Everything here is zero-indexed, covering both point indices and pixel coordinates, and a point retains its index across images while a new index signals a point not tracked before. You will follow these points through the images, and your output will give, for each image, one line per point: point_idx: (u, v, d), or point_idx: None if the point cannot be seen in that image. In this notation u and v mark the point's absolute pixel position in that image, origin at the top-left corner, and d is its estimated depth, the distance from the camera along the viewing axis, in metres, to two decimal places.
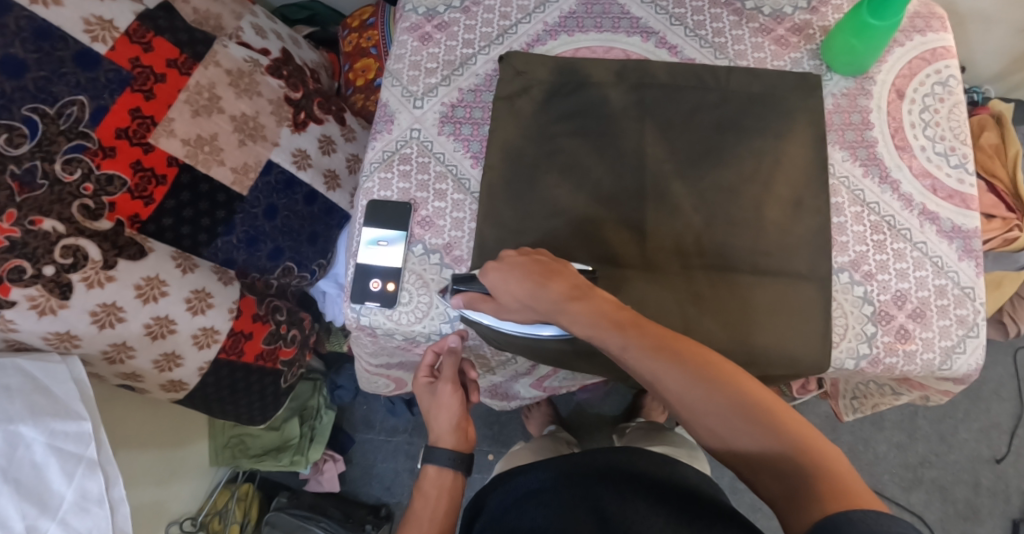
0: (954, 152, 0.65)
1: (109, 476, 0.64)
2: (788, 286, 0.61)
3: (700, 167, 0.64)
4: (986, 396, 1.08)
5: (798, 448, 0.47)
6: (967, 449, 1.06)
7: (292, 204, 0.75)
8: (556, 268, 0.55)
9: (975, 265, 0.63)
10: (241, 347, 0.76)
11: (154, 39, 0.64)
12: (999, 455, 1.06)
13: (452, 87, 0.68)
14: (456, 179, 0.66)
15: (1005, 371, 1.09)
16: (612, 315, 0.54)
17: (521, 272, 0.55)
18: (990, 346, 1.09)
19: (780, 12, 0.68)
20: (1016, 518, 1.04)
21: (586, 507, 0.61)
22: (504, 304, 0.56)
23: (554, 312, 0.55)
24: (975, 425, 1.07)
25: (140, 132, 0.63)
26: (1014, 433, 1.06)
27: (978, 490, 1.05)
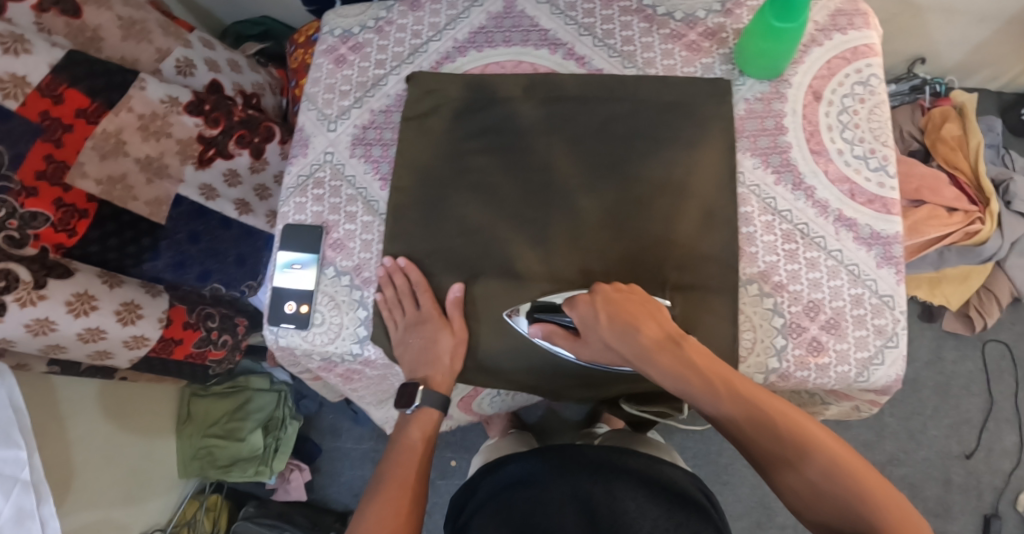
0: (874, 155, 0.63)
1: (40, 494, 0.70)
2: (698, 301, 0.60)
3: (609, 180, 0.62)
4: (956, 392, 1.03)
5: (851, 480, 0.50)
6: (936, 446, 1.01)
7: (211, 229, 0.80)
8: (648, 312, 0.56)
9: (896, 273, 0.60)
10: (171, 349, 0.79)
11: (67, 90, 0.67)
12: (969, 451, 1.02)
13: (363, 108, 0.69)
14: (366, 201, 0.67)
15: (974, 365, 1.04)
16: (702, 367, 0.54)
17: (616, 312, 0.56)
18: (958, 341, 1.05)
19: (693, 17, 0.67)
20: (988, 514, 1.00)
21: (576, 500, 0.62)
22: (588, 342, 0.57)
23: (641, 359, 0.56)
24: (945, 421, 1.03)
25: (56, 175, 0.66)
26: (983, 427, 1.02)
27: (949, 486, 1.01)
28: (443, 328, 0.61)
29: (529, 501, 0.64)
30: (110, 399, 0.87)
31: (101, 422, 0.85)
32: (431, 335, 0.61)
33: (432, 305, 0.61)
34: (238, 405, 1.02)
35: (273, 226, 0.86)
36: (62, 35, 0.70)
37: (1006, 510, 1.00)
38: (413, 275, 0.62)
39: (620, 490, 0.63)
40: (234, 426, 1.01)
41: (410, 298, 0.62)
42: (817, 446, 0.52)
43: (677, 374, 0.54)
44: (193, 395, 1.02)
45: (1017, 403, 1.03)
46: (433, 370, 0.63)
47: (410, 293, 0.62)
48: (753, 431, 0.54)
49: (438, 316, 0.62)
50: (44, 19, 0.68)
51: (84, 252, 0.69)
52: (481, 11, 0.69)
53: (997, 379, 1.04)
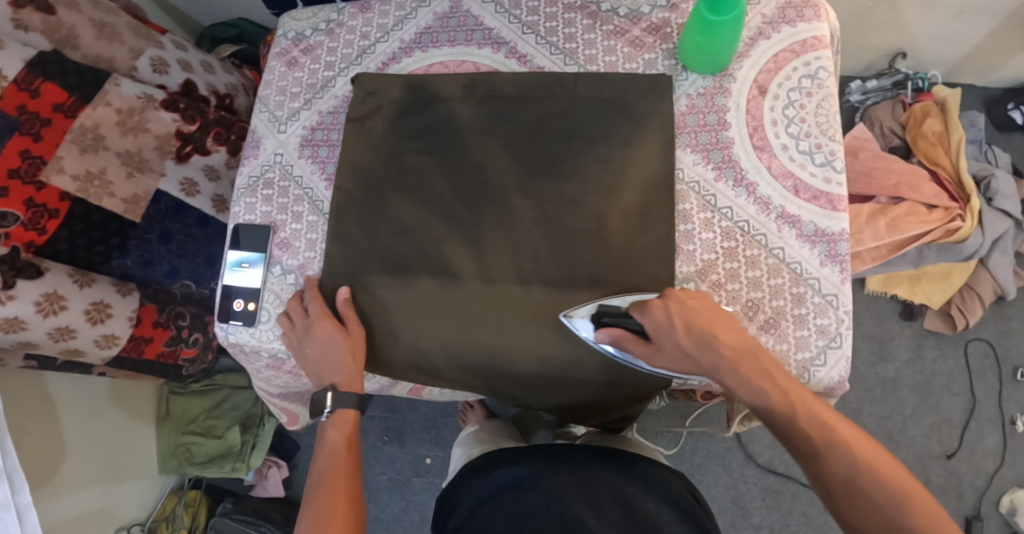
0: (821, 149, 0.61)
1: (15, 485, 0.68)
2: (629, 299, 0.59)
3: (542, 180, 0.62)
4: (936, 391, 0.99)
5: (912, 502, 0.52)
6: (915, 446, 0.97)
7: (185, 227, 0.83)
8: (722, 320, 0.55)
9: (840, 271, 0.58)
10: (142, 349, 0.82)
11: (43, 84, 0.68)
12: (950, 451, 0.97)
13: (312, 110, 0.70)
14: (312, 201, 0.68)
15: (956, 364, 1.00)
16: (778, 378, 0.53)
17: (697, 322, 0.54)
18: (939, 340, 1.01)
19: (637, 12, 0.66)
20: (969, 515, 0.95)
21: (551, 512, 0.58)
22: (663, 350, 0.56)
23: (719, 367, 0.55)
24: (924, 421, 0.99)
25: (32, 171, 0.67)
26: (966, 428, 0.98)
27: (929, 487, 0.96)
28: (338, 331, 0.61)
29: (517, 506, 0.62)
30: (86, 395, 0.90)
31: (77, 418, 0.87)
32: (330, 343, 0.61)
33: (319, 309, 0.62)
34: (216, 403, 1.05)
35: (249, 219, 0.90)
36: (39, 30, 0.70)
37: (988, 512, 0.96)
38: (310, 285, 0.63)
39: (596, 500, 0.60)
40: (213, 423, 1.04)
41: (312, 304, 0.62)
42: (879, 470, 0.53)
43: (759, 386, 0.53)
44: (172, 393, 1.05)
45: (1000, 403, 0.99)
46: (339, 374, 0.63)
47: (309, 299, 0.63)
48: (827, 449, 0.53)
49: (327, 319, 0.61)
50: (20, 14, 0.68)
51: (55, 249, 0.71)
52: (427, 12, 0.70)
53: (980, 379, 1.00)
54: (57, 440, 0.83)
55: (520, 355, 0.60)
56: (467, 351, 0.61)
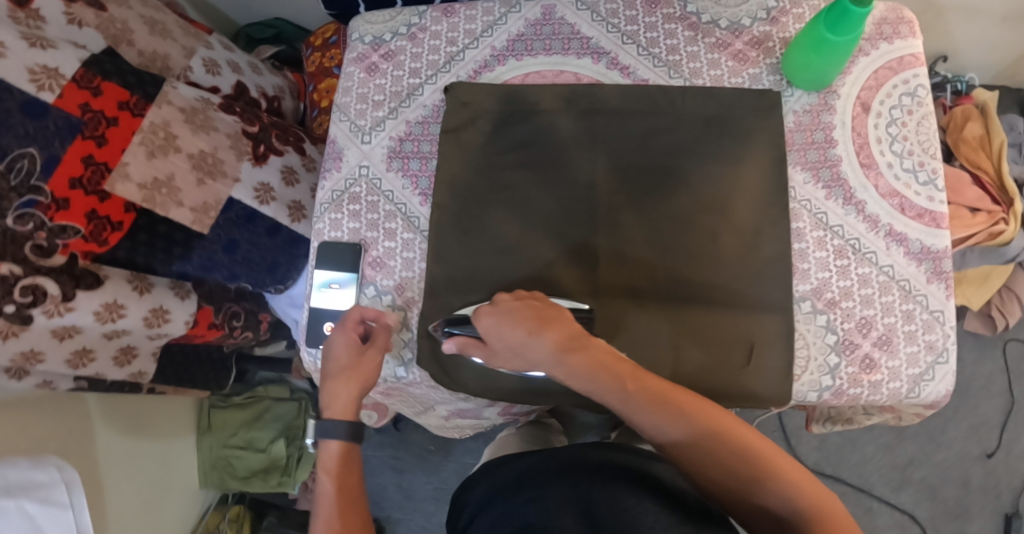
0: (923, 167, 0.62)
1: None
2: (746, 316, 0.59)
3: (651, 197, 0.61)
4: (975, 393, 1.06)
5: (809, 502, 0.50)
6: (955, 447, 1.03)
7: (254, 237, 0.73)
8: (553, 315, 0.56)
9: (945, 288, 0.60)
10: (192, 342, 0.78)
11: (103, 82, 0.61)
12: (989, 450, 1.04)
13: (399, 119, 0.66)
14: (406, 217, 0.64)
15: (993, 365, 1.07)
16: (610, 366, 0.55)
17: (517, 318, 0.55)
18: (977, 341, 1.07)
19: (738, 25, 0.65)
20: (1008, 513, 1.02)
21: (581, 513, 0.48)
22: (496, 351, 0.57)
23: (551, 361, 0.56)
24: (964, 422, 1.05)
25: (95, 179, 0.60)
26: (1004, 427, 1.04)
27: (969, 487, 1.03)
28: (348, 357, 0.58)
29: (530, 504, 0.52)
30: (126, 418, 0.83)
31: (118, 442, 0.80)
32: (341, 368, 0.58)
33: (345, 338, 0.58)
34: (256, 415, 1.00)
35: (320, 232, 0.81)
36: (93, 26, 0.64)
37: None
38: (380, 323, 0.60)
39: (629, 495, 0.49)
40: (254, 436, 0.99)
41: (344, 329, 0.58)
42: (778, 472, 0.51)
43: (591, 380, 0.56)
44: (212, 406, 0.99)
45: None
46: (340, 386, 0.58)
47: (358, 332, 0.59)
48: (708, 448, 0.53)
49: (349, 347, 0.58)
50: (74, 10, 0.63)
51: (113, 256, 0.63)
52: (519, 18, 0.67)
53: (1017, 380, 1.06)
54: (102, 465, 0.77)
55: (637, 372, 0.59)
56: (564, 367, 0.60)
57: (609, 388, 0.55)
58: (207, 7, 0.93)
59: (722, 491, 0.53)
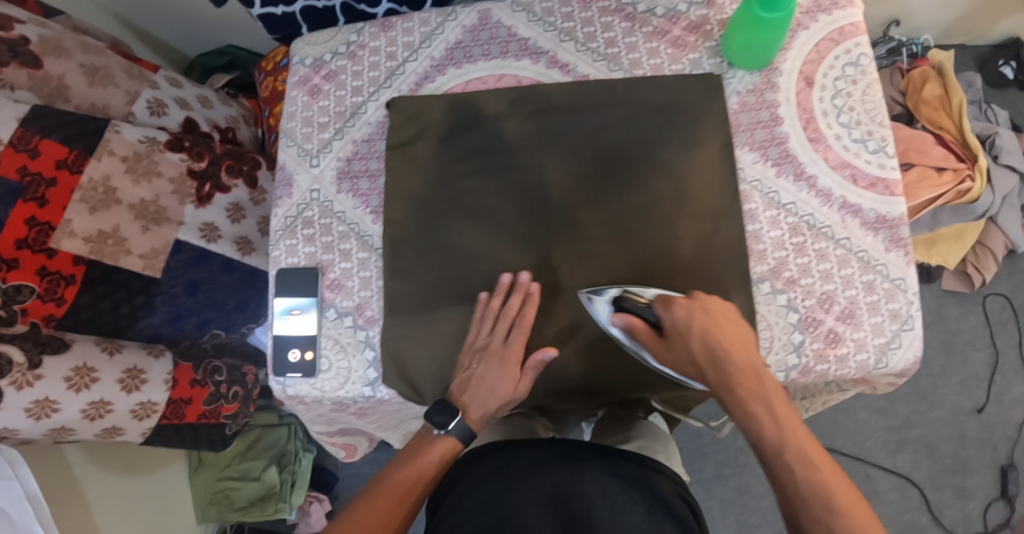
0: (872, 136, 0.62)
1: None
2: None
3: (606, 192, 0.60)
4: (961, 348, 1.05)
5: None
6: (948, 404, 1.03)
7: (212, 275, 0.74)
8: (728, 322, 0.55)
9: (904, 255, 0.60)
10: (182, 411, 0.75)
11: (42, 142, 0.63)
12: (980, 405, 1.03)
13: (345, 139, 0.66)
14: (360, 237, 0.64)
15: (976, 320, 1.06)
16: (738, 341, 0.55)
17: (717, 323, 0.55)
18: (958, 299, 1.06)
19: (674, 11, 0.65)
20: (1004, 465, 1.01)
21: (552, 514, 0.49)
22: (675, 342, 0.56)
23: (709, 352, 0.55)
24: (954, 379, 1.04)
25: (40, 239, 0.62)
26: (992, 380, 1.04)
27: (965, 442, 1.02)
28: (508, 367, 0.59)
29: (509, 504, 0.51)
30: (120, 460, 0.84)
31: (112, 480, 0.82)
32: (499, 374, 0.59)
33: (518, 346, 0.59)
34: (249, 445, 0.99)
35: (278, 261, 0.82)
36: (26, 88, 0.64)
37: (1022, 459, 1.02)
38: (528, 309, 0.58)
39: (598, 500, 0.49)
40: (248, 466, 0.97)
41: (486, 323, 0.59)
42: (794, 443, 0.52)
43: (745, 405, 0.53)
44: None
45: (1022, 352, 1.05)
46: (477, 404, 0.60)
47: (515, 320, 0.59)
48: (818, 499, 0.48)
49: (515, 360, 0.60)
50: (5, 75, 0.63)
51: (78, 321, 0.65)
52: (455, 26, 0.67)
53: (1000, 331, 1.05)
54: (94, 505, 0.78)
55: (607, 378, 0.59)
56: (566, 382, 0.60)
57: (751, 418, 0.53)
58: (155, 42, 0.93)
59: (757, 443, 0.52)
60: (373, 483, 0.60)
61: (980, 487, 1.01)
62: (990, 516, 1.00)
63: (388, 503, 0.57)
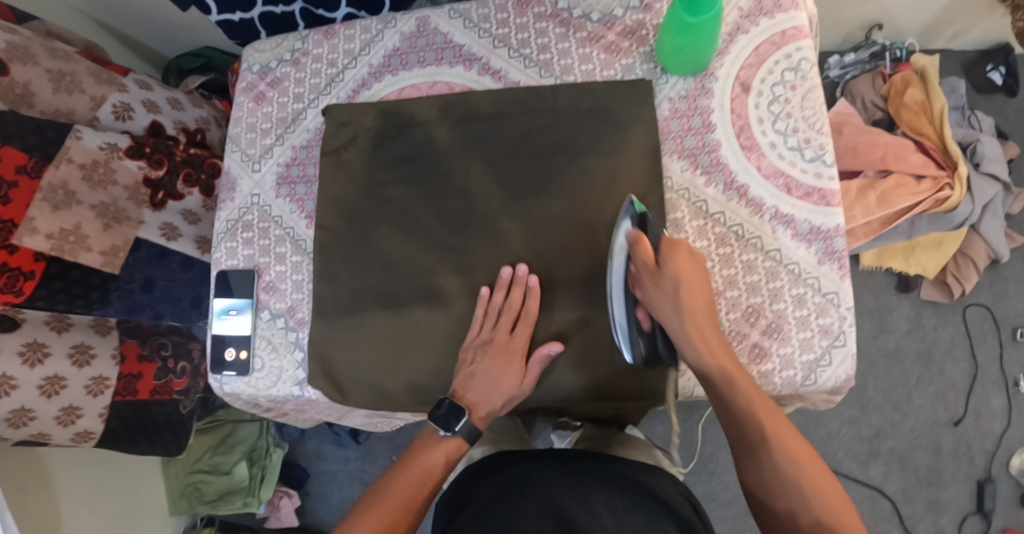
0: (810, 144, 0.59)
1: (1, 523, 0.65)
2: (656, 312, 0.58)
3: (529, 200, 0.60)
4: (939, 358, 1.03)
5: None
6: (922, 415, 1.01)
7: (170, 272, 0.80)
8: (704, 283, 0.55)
9: (839, 267, 0.57)
10: (134, 387, 0.82)
11: (2, 149, 0.65)
12: (957, 418, 1.01)
13: (286, 145, 0.68)
14: (295, 241, 0.66)
15: (955, 330, 1.04)
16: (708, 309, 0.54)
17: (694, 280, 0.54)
18: (937, 308, 1.05)
19: (610, 16, 0.64)
20: (981, 479, 0.99)
21: (551, 515, 0.50)
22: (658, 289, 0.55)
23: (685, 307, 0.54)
24: (930, 390, 1.03)
25: (3, 235, 0.65)
26: (970, 393, 1.02)
27: (939, 454, 1.01)
28: (511, 362, 0.60)
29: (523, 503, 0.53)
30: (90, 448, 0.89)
31: (83, 470, 0.87)
32: (502, 367, 0.60)
33: (522, 340, 0.60)
34: (220, 439, 1.04)
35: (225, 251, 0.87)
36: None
37: (999, 473, 1.00)
38: (531, 302, 0.59)
39: (599, 500, 0.51)
40: (219, 460, 1.03)
41: (490, 317, 0.59)
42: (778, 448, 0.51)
43: (715, 352, 0.53)
44: None
45: (1002, 365, 1.03)
46: (481, 395, 0.61)
47: (517, 313, 0.59)
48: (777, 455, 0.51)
49: (521, 355, 0.60)
50: None
51: (33, 305, 0.69)
52: (394, 33, 0.67)
53: (980, 344, 1.04)
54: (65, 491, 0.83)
55: (563, 385, 0.59)
56: (545, 390, 0.60)
57: (720, 367, 0.52)
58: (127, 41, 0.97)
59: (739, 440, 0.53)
60: (375, 489, 0.60)
61: (954, 500, 0.99)
62: (966, 529, 0.99)
63: (398, 511, 0.58)
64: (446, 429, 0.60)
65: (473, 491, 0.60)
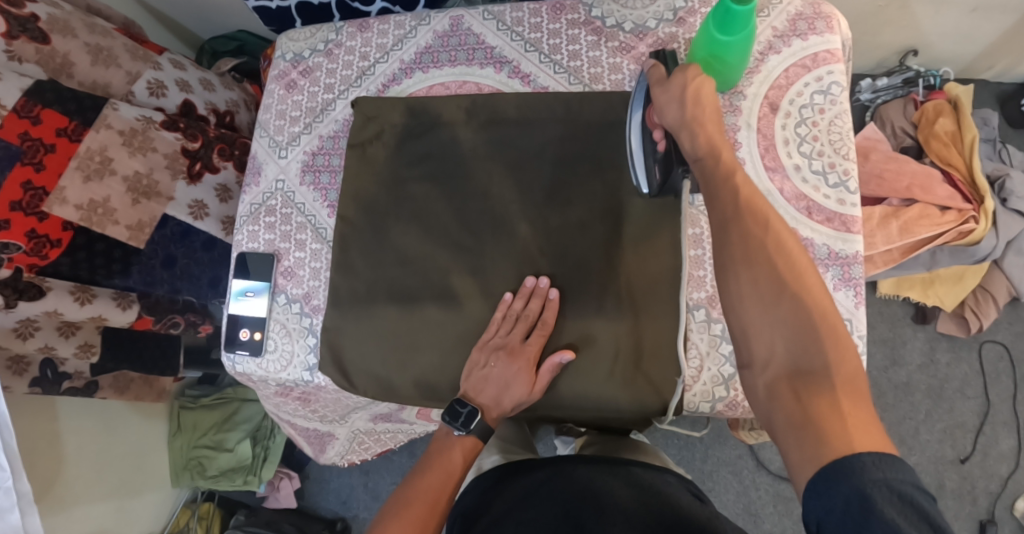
0: (834, 169, 0.59)
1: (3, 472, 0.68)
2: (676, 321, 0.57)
3: (547, 206, 0.61)
4: (950, 395, 1.02)
5: (821, 338, 0.43)
6: (928, 451, 1.00)
7: (191, 251, 0.83)
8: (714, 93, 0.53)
9: (854, 295, 0.57)
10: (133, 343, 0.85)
11: (44, 111, 0.68)
12: (963, 455, 1.00)
13: (313, 134, 0.69)
14: (315, 229, 0.67)
15: (969, 367, 1.03)
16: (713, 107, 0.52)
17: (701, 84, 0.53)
18: (951, 343, 1.04)
19: (642, 27, 0.64)
20: (983, 519, 0.98)
21: (566, 519, 0.55)
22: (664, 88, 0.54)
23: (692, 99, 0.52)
24: (938, 426, 1.01)
25: (33, 202, 0.68)
26: (979, 432, 1.01)
27: (942, 492, 0.99)
28: (525, 369, 0.61)
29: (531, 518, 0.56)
30: (99, 414, 0.91)
31: (89, 437, 0.89)
32: (513, 372, 0.61)
33: (535, 347, 0.60)
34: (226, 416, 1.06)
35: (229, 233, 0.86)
36: (33, 62, 0.70)
37: (1002, 516, 0.98)
38: (548, 315, 0.59)
39: (609, 500, 0.56)
40: (223, 437, 1.05)
41: (506, 323, 0.60)
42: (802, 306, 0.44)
43: (712, 140, 0.51)
44: (183, 408, 1.07)
45: (1014, 406, 1.01)
46: (486, 396, 0.63)
47: (534, 322, 0.59)
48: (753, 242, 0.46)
49: (530, 363, 0.61)
50: (14, 46, 0.68)
51: (56, 270, 0.72)
52: (427, 30, 0.68)
53: (993, 382, 1.02)
54: (67, 460, 0.84)
55: (590, 394, 0.58)
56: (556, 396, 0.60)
57: (710, 151, 0.50)
58: (167, 21, 1.00)
59: (759, 295, 0.45)
60: (397, 496, 0.60)
61: None
62: None
63: (425, 510, 0.58)
64: (461, 428, 0.62)
65: (485, 499, 0.63)
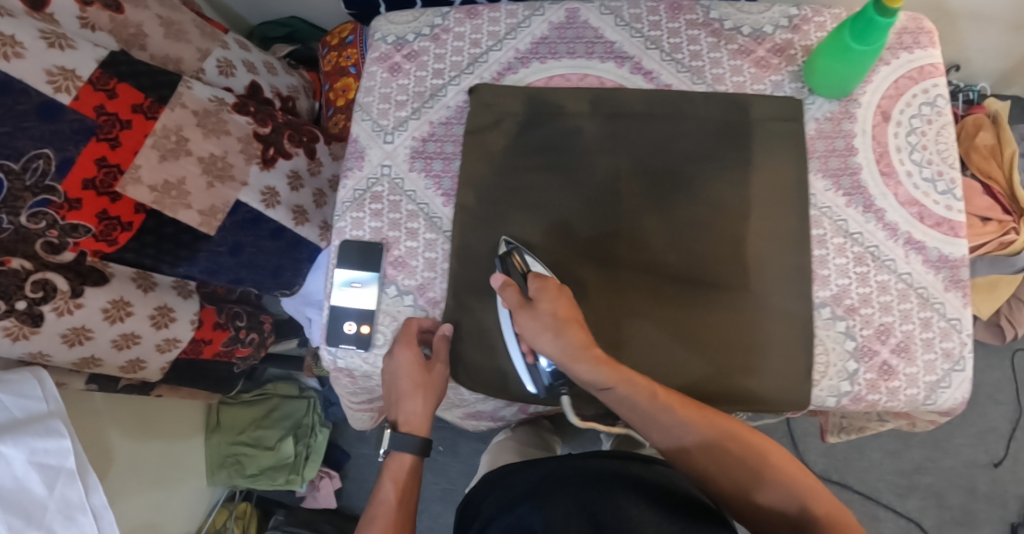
0: (942, 177, 0.63)
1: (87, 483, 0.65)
2: (790, 313, 0.60)
3: (669, 199, 0.62)
4: (983, 401, 1.13)
5: (805, 491, 0.53)
6: (962, 454, 1.11)
7: (259, 240, 0.76)
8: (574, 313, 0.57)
9: (962, 296, 0.61)
10: (201, 349, 0.79)
11: (119, 85, 0.64)
12: (997, 460, 1.11)
13: (422, 120, 0.67)
14: (428, 218, 0.65)
15: (1001, 374, 1.14)
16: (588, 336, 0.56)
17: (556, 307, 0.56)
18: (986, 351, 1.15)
19: (760, 32, 0.66)
20: (1013, 521, 1.10)
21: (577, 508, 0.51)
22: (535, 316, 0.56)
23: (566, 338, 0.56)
24: (971, 430, 1.12)
25: (107, 181, 0.63)
26: (1011, 437, 1.12)
27: (975, 494, 1.11)
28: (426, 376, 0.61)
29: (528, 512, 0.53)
30: (138, 412, 0.83)
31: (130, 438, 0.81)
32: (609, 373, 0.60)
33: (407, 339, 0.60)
34: (266, 412, 1.02)
35: (298, 224, 0.80)
36: (106, 30, 0.66)
37: None
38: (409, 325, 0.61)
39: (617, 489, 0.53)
40: (262, 434, 1.00)
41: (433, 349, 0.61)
42: (772, 472, 0.55)
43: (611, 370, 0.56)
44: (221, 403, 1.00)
45: None
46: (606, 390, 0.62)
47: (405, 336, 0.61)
48: (691, 445, 0.56)
49: (411, 348, 0.60)
50: (89, 14, 0.64)
51: (121, 257, 0.66)
52: (542, 21, 0.67)
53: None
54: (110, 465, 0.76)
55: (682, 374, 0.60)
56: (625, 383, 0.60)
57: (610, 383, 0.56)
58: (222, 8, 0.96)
59: (727, 482, 0.56)
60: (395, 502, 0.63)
61: None
62: None
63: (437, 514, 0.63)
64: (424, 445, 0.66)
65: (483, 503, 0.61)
